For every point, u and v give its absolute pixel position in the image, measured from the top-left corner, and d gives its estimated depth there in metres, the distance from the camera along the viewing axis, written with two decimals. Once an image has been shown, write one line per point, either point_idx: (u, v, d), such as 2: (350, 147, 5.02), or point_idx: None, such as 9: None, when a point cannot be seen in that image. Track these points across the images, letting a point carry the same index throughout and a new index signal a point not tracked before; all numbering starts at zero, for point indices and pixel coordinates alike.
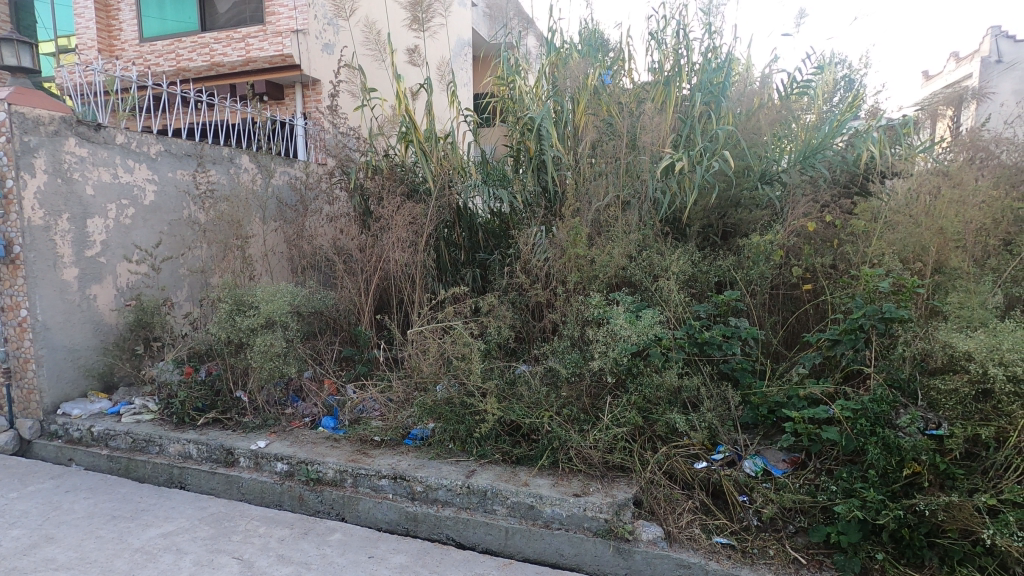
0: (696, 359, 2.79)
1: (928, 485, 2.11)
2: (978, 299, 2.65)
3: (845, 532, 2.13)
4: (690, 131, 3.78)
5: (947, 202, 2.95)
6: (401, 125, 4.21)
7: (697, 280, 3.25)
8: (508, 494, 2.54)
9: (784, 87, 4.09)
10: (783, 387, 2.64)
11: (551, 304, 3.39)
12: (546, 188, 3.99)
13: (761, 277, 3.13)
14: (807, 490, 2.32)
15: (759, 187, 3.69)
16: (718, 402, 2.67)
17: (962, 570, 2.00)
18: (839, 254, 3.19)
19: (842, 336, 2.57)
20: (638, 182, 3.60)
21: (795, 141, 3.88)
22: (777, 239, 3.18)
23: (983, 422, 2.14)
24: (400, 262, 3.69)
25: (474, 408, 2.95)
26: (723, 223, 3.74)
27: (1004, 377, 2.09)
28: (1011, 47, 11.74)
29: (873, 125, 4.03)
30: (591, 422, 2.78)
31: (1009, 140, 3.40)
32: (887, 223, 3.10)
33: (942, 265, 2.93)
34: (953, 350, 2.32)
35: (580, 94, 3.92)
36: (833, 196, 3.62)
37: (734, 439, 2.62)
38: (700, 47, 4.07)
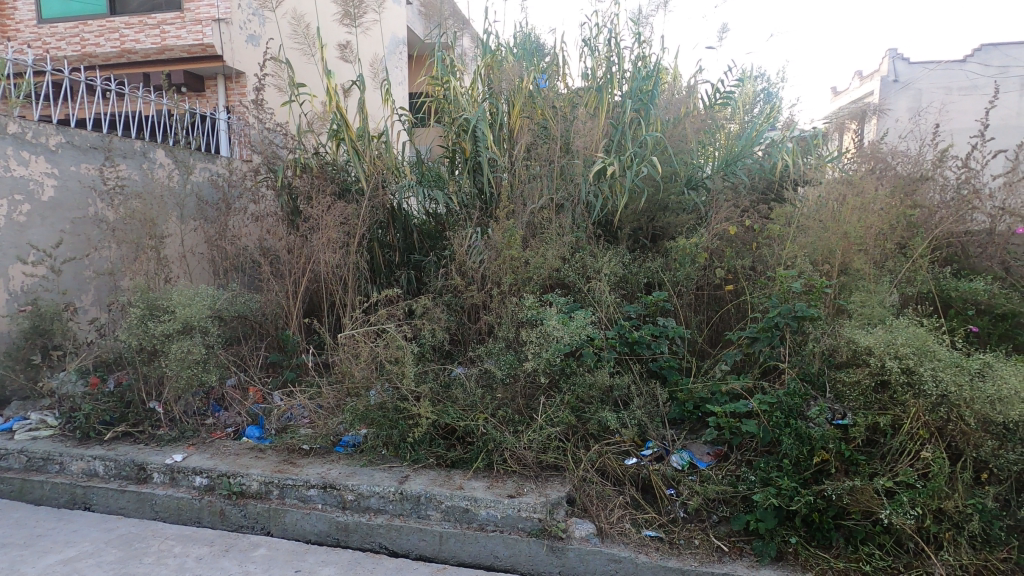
0: (626, 359, 2.89)
1: (835, 471, 2.26)
2: (877, 299, 2.88)
3: (762, 519, 2.25)
4: (621, 138, 3.90)
5: (851, 209, 3.20)
6: (332, 122, 4.08)
7: (627, 282, 3.35)
8: (442, 498, 2.51)
9: (708, 97, 4.30)
10: (707, 384, 2.77)
11: (486, 306, 3.39)
12: (482, 190, 3.98)
13: (686, 278, 3.27)
14: (729, 481, 2.43)
15: (685, 192, 3.85)
16: (647, 400, 2.77)
17: (865, 549, 2.16)
18: (757, 256, 3.38)
19: (759, 334, 2.74)
20: (572, 185, 3.68)
21: (719, 148, 4.10)
22: (701, 242, 3.35)
23: (882, 412, 2.32)
24: (330, 264, 3.57)
25: (407, 413, 2.90)
26: (652, 226, 3.86)
27: (899, 369, 2.28)
28: (906, 69, 12.86)
29: (787, 136, 4.31)
30: (525, 423, 2.80)
31: (903, 154, 3.76)
32: (799, 228, 3.32)
33: (847, 267, 3.15)
34: (856, 346, 2.49)
35: (515, 97, 3.95)
36: (752, 202, 3.84)
37: (662, 435, 2.71)
38: (630, 56, 4.20)
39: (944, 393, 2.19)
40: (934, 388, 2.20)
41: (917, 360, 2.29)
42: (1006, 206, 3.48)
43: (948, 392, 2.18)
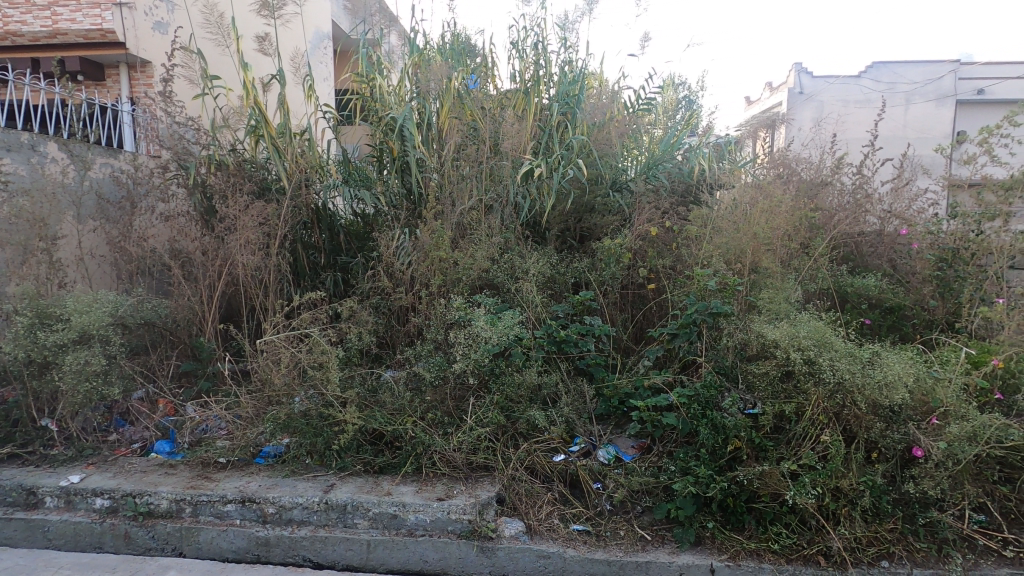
0: (554, 357, 2.94)
1: (747, 458, 2.41)
2: (783, 295, 3.10)
3: (682, 507, 2.36)
4: (548, 140, 3.97)
5: (761, 212, 3.42)
6: (250, 118, 3.88)
7: (555, 282, 3.40)
8: (370, 506, 2.46)
9: (632, 102, 4.44)
10: (631, 379, 2.88)
11: (415, 308, 3.35)
12: (410, 190, 3.91)
13: (612, 278, 3.37)
14: (651, 472, 2.53)
15: (610, 194, 3.97)
16: (575, 397, 2.84)
17: (774, 528, 2.30)
18: (677, 256, 3.53)
19: (679, 330, 2.87)
20: (500, 187, 3.71)
21: (642, 152, 4.24)
22: (625, 243, 3.46)
23: (787, 400, 2.48)
24: (248, 266, 3.40)
25: (333, 419, 2.81)
26: (579, 227, 3.95)
27: (802, 360, 2.46)
28: (810, 82, 13.86)
29: (704, 141, 4.60)
30: (455, 425, 2.80)
31: (807, 161, 4.08)
32: (714, 229, 3.51)
33: (757, 266, 3.33)
34: (764, 339, 2.67)
35: (444, 97, 3.91)
36: (672, 204, 4.02)
37: (589, 430, 2.79)
38: (557, 60, 4.28)
39: (839, 381, 2.38)
40: (832, 376, 2.39)
41: (816, 352, 2.49)
42: (893, 210, 3.85)
43: (843, 379, 2.37)
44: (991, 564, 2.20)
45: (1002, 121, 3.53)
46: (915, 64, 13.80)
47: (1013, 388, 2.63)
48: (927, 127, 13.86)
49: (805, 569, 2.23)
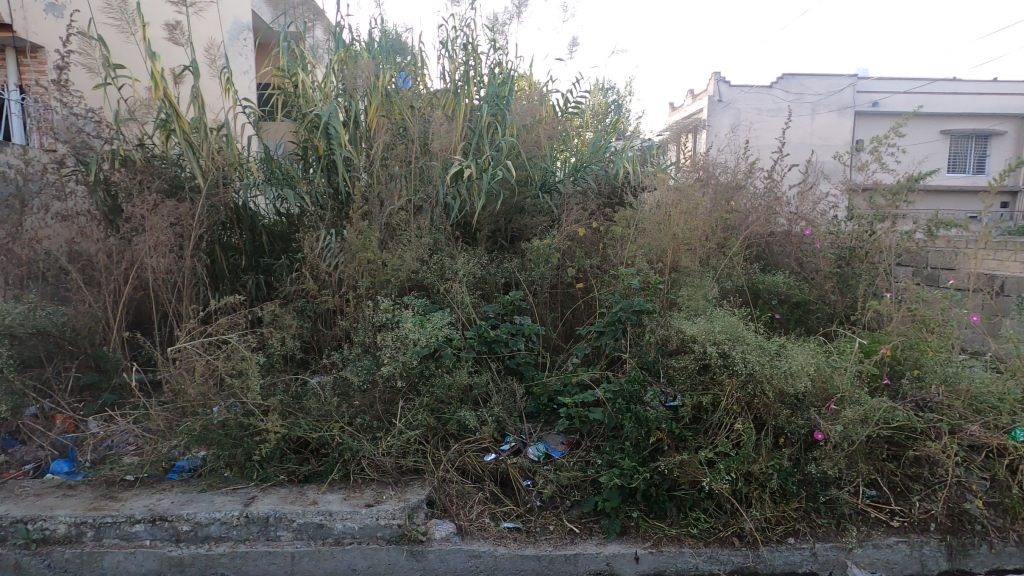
0: (484, 357, 2.97)
1: (668, 448, 2.52)
2: (702, 293, 3.26)
3: (608, 499, 2.44)
4: (478, 141, 3.96)
5: (680, 213, 3.61)
6: (159, 112, 3.63)
7: (485, 282, 3.43)
8: (294, 517, 2.38)
9: (561, 105, 4.53)
10: (559, 376, 2.95)
11: (342, 311, 3.28)
12: (337, 190, 3.80)
13: (541, 278, 3.44)
14: (579, 467, 2.60)
15: (539, 195, 4.04)
16: (506, 396, 2.90)
17: (692, 514, 2.42)
18: (604, 256, 3.64)
19: (606, 328, 2.97)
20: (430, 187, 3.68)
21: (571, 154, 4.33)
22: (553, 243, 3.54)
23: (704, 392, 2.61)
24: (159, 270, 3.19)
25: (253, 429, 2.69)
26: (510, 227, 4.00)
27: (716, 353, 2.61)
28: (727, 90, 14.62)
29: (628, 146, 4.70)
30: (384, 429, 2.76)
31: (724, 165, 4.31)
32: (639, 229, 3.64)
33: (677, 265, 3.50)
34: (683, 335, 2.79)
35: (371, 95, 3.82)
36: (598, 205, 4.14)
37: (519, 429, 2.83)
38: (486, 61, 4.29)
39: (751, 372, 2.54)
40: (744, 368, 2.54)
41: (730, 345, 2.63)
42: (800, 212, 4.12)
43: (753, 370, 2.53)
44: (881, 534, 2.43)
45: (891, 132, 3.89)
46: (818, 77, 14.97)
47: (900, 373, 2.97)
48: (831, 136, 15.26)
49: (721, 551, 2.37)
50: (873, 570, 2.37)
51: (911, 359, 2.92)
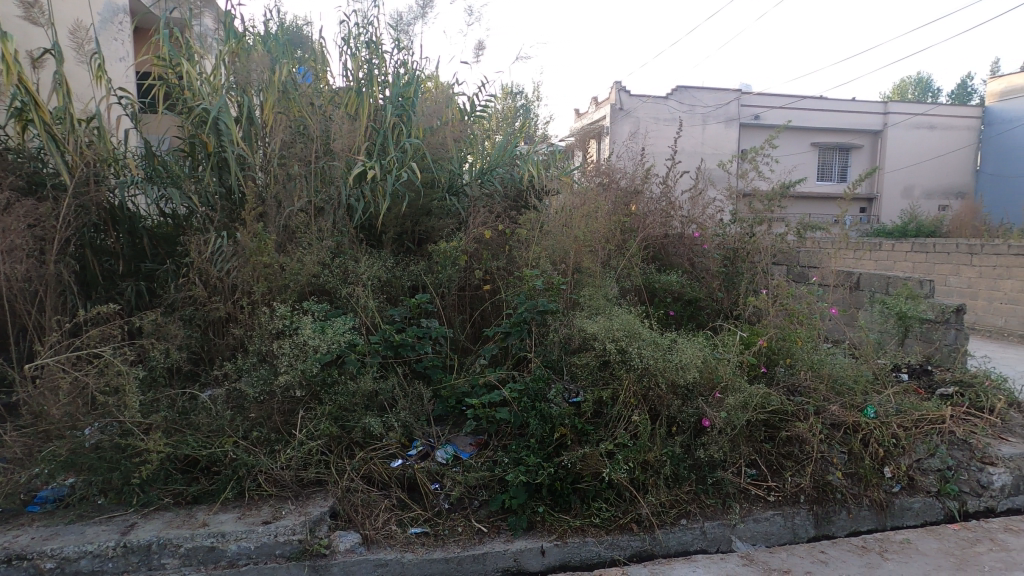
0: (391, 362, 2.93)
1: (571, 443, 2.61)
2: (602, 293, 3.43)
3: (515, 496, 2.49)
4: (383, 142, 3.85)
5: (580, 217, 3.80)
6: (12, 99, 3.17)
7: (391, 285, 3.38)
8: (181, 541, 2.21)
9: (468, 108, 4.52)
10: (467, 378, 2.97)
11: (235, 318, 3.09)
12: (230, 190, 3.58)
13: (448, 280, 3.44)
14: (487, 466, 2.62)
15: (446, 197, 3.98)
16: (413, 400, 2.86)
17: (595, 504, 2.53)
18: (511, 258, 3.70)
19: (512, 328, 3.03)
20: (332, 188, 3.59)
21: (477, 155, 4.30)
22: (460, 245, 3.54)
23: (604, 387, 2.75)
24: (15, 278, 2.83)
25: (133, 449, 2.46)
26: (417, 230, 3.91)
27: (615, 350, 2.76)
28: (628, 99, 15.37)
29: (534, 150, 4.75)
30: (283, 441, 2.64)
31: (624, 170, 4.54)
32: (543, 231, 3.74)
33: (580, 266, 3.64)
34: (585, 333, 2.94)
35: (267, 91, 3.61)
36: (504, 208, 4.23)
37: (427, 432, 2.82)
38: (390, 60, 4.20)
39: (646, 366, 2.71)
40: (640, 363, 2.71)
41: (627, 342, 2.80)
42: (691, 216, 4.43)
43: (648, 364, 2.71)
44: (761, 508, 2.67)
45: (766, 144, 4.29)
46: (709, 90, 16.15)
47: (774, 362, 3.22)
48: (720, 145, 16.52)
49: (622, 537, 2.48)
50: (753, 542, 2.60)
51: (784, 349, 3.25)
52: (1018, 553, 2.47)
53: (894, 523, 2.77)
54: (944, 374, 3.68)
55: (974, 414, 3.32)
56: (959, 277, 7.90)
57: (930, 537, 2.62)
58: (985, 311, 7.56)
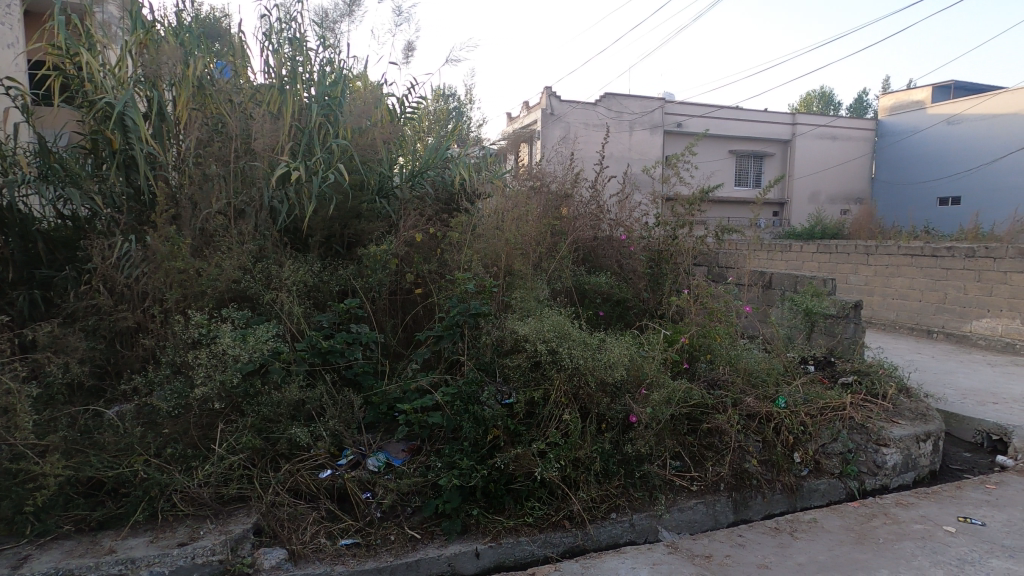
0: (318, 369, 2.85)
1: (504, 444, 2.64)
2: (533, 295, 3.49)
3: (449, 500, 2.48)
4: (309, 141, 3.69)
5: (511, 221, 3.84)
6: None
7: (318, 291, 3.28)
8: (84, 572, 2.07)
9: (398, 108, 4.42)
10: (399, 383, 2.92)
11: (146, 328, 2.89)
12: (139, 190, 3.34)
13: (379, 284, 3.38)
14: (420, 472, 2.60)
15: (375, 200, 3.88)
16: (343, 408, 2.79)
17: (528, 503, 2.56)
18: (442, 261, 3.68)
19: (444, 332, 3.03)
20: (253, 189, 3.44)
21: (407, 156, 4.24)
22: (390, 249, 3.49)
23: (536, 388, 2.80)
24: None
25: (26, 474, 2.24)
26: (345, 233, 3.77)
27: (545, 350, 2.84)
28: (559, 104, 15.71)
29: (466, 152, 4.76)
30: (201, 458, 2.49)
31: (554, 174, 4.63)
32: (475, 234, 3.77)
33: (511, 269, 3.67)
34: (516, 335, 2.98)
35: (180, 86, 3.39)
36: (436, 211, 4.19)
37: (358, 440, 2.75)
38: (315, 58, 4.06)
39: (576, 366, 2.79)
40: (570, 363, 2.79)
41: (557, 342, 2.89)
42: (618, 219, 4.58)
43: (578, 364, 2.79)
44: (685, 498, 2.80)
45: (686, 151, 4.52)
46: (635, 98, 16.79)
47: (696, 358, 3.40)
48: (646, 151, 17.21)
49: (554, 534, 2.53)
50: (678, 531, 2.72)
51: (705, 346, 3.43)
52: (907, 524, 2.73)
53: (804, 504, 2.99)
54: (844, 365, 4.01)
55: (871, 400, 3.64)
56: (857, 275, 8.63)
57: (834, 514, 2.85)
58: (880, 306, 8.30)
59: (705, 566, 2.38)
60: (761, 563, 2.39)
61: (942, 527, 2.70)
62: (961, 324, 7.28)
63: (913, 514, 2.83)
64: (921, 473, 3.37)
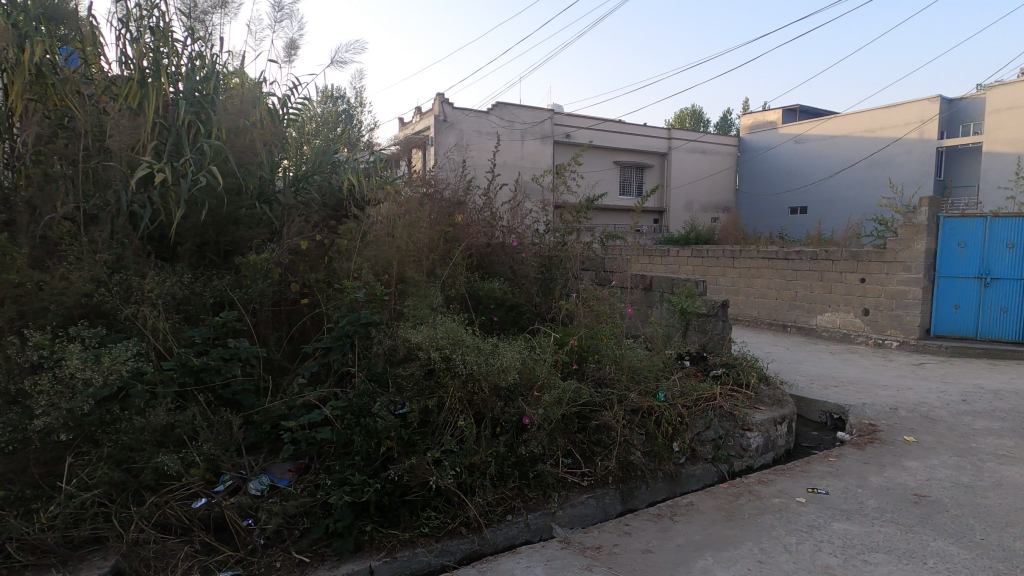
0: (190, 391, 2.62)
1: (398, 455, 2.58)
2: (426, 302, 3.46)
3: (340, 518, 2.37)
4: (176, 141, 3.36)
5: (403, 227, 3.79)
6: None
7: (189, 304, 3.02)
8: None
9: (280, 108, 4.16)
10: (284, 400, 2.75)
11: None
12: None
13: (260, 295, 3.17)
14: (308, 492, 2.46)
15: (255, 205, 3.61)
16: (219, 430, 2.58)
17: (424, 514, 2.52)
18: (331, 270, 3.54)
19: (333, 343, 2.93)
20: (108, 193, 3.10)
21: (291, 160, 4.07)
22: (272, 257, 3.29)
23: (430, 396, 2.78)
24: None
25: None
26: (221, 241, 3.45)
27: (440, 358, 2.82)
28: (451, 111, 15.75)
29: (355, 156, 4.61)
30: (45, 498, 2.23)
31: (446, 181, 4.63)
32: (366, 241, 3.68)
33: (403, 277, 3.61)
34: (409, 343, 2.93)
35: (12, 72, 2.95)
36: (323, 217, 4.01)
37: (238, 464, 2.54)
38: (184, 51, 3.72)
39: (469, 372, 2.80)
40: (463, 369, 2.80)
41: (451, 349, 2.88)
42: (510, 226, 4.68)
43: (471, 370, 2.80)
44: (576, 494, 2.91)
45: (573, 161, 4.73)
46: (525, 108, 17.30)
47: (585, 358, 3.56)
48: (537, 160, 17.78)
49: (451, 542, 2.52)
50: (570, 526, 2.83)
51: (592, 347, 3.62)
52: (767, 499, 3.06)
53: (682, 489, 3.24)
54: (715, 359, 4.38)
55: (736, 389, 4.04)
56: (725, 276, 9.51)
57: (707, 496, 3.11)
58: (744, 304, 9.21)
59: (595, 558, 2.48)
60: (645, 549, 2.55)
61: (795, 499, 3.06)
62: (809, 318, 8.31)
63: (772, 490, 3.18)
64: (778, 452, 3.79)
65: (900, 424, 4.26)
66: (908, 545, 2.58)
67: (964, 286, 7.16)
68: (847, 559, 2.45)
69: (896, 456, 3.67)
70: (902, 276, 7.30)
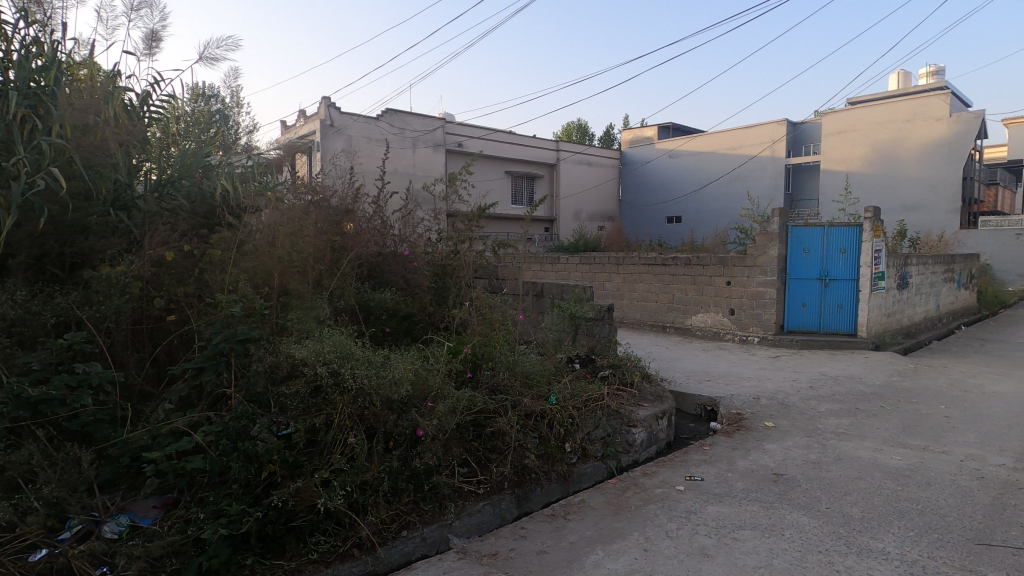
0: (27, 424, 2.29)
1: (281, 479, 2.42)
2: (311, 315, 3.28)
3: (215, 554, 2.17)
4: (7, 139, 2.93)
5: (285, 236, 3.59)
6: None
7: (24, 325, 2.63)
8: None
9: (138, 104, 3.72)
10: (146, 429, 2.47)
11: None
12: None
13: (116, 313, 2.82)
14: (178, 529, 2.22)
15: (109, 212, 3.23)
16: (65, 468, 2.26)
17: (312, 539, 2.38)
18: (202, 283, 3.25)
19: (205, 363, 2.66)
20: None
21: (153, 161, 3.68)
22: (130, 270, 2.96)
23: (317, 414, 2.65)
24: None
25: None
26: (67, 253, 3.06)
27: (327, 373, 2.70)
28: (338, 116, 15.23)
29: (229, 159, 4.30)
30: None
31: (331, 189, 4.43)
32: (242, 251, 3.42)
33: (285, 289, 3.41)
34: (293, 359, 2.78)
35: None
36: (192, 225, 3.61)
37: (89, 505, 2.25)
38: (15, 36, 3.24)
39: (360, 386, 2.71)
40: (353, 384, 2.70)
41: (339, 363, 2.77)
42: (402, 235, 4.59)
43: (361, 385, 2.70)
44: (473, 502, 2.90)
45: (464, 170, 4.74)
46: (417, 116, 17.14)
47: (479, 366, 3.57)
48: (430, 168, 17.70)
49: (342, 566, 2.39)
50: (467, 535, 2.81)
51: (486, 354, 3.66)
52: (651, 490, 3.27)
53: (574, 487, 3.36)
54: (602, 360, 4.60)
55: (622, 388, 4.27)
56: (611, 282, 10.02)
57: (597, 492, 3.26)
58: (629, 308, 9.73)
59: (492, 564, 2.50)
60: (540, 550, 2.61)
61: (675, 487, 3.29)
62: (684, 319, 9.01)
63: (655, 481, 3.40)
64: (660, 446, 4.06)
65: (761, 411, 4.76)
66: (769, 520, 2.87)
67: (809, 286, 8.16)
68: (720, 538, 2.68)
69: (758, 441, 4.09)
70: (760, 279, 8.18)
